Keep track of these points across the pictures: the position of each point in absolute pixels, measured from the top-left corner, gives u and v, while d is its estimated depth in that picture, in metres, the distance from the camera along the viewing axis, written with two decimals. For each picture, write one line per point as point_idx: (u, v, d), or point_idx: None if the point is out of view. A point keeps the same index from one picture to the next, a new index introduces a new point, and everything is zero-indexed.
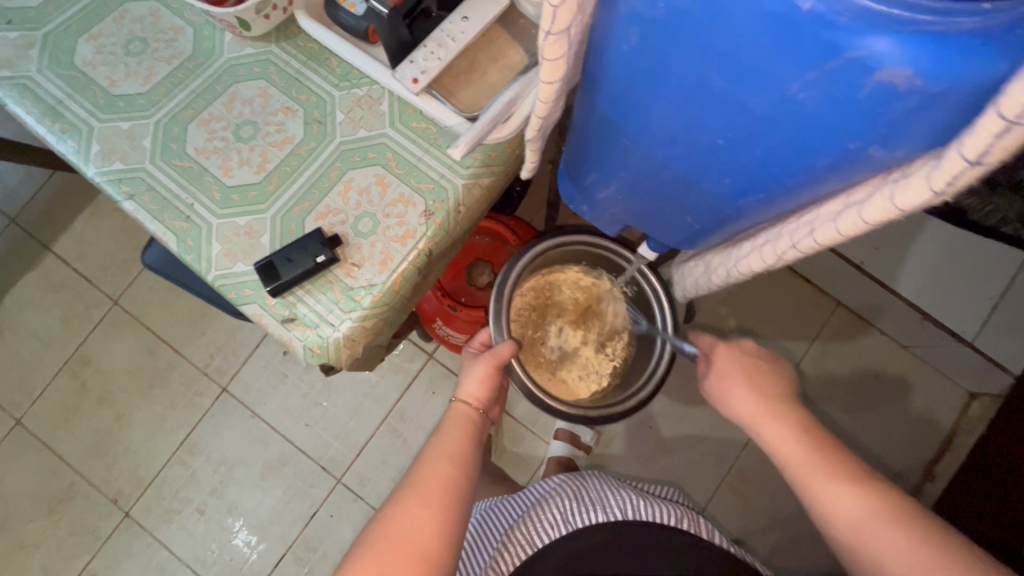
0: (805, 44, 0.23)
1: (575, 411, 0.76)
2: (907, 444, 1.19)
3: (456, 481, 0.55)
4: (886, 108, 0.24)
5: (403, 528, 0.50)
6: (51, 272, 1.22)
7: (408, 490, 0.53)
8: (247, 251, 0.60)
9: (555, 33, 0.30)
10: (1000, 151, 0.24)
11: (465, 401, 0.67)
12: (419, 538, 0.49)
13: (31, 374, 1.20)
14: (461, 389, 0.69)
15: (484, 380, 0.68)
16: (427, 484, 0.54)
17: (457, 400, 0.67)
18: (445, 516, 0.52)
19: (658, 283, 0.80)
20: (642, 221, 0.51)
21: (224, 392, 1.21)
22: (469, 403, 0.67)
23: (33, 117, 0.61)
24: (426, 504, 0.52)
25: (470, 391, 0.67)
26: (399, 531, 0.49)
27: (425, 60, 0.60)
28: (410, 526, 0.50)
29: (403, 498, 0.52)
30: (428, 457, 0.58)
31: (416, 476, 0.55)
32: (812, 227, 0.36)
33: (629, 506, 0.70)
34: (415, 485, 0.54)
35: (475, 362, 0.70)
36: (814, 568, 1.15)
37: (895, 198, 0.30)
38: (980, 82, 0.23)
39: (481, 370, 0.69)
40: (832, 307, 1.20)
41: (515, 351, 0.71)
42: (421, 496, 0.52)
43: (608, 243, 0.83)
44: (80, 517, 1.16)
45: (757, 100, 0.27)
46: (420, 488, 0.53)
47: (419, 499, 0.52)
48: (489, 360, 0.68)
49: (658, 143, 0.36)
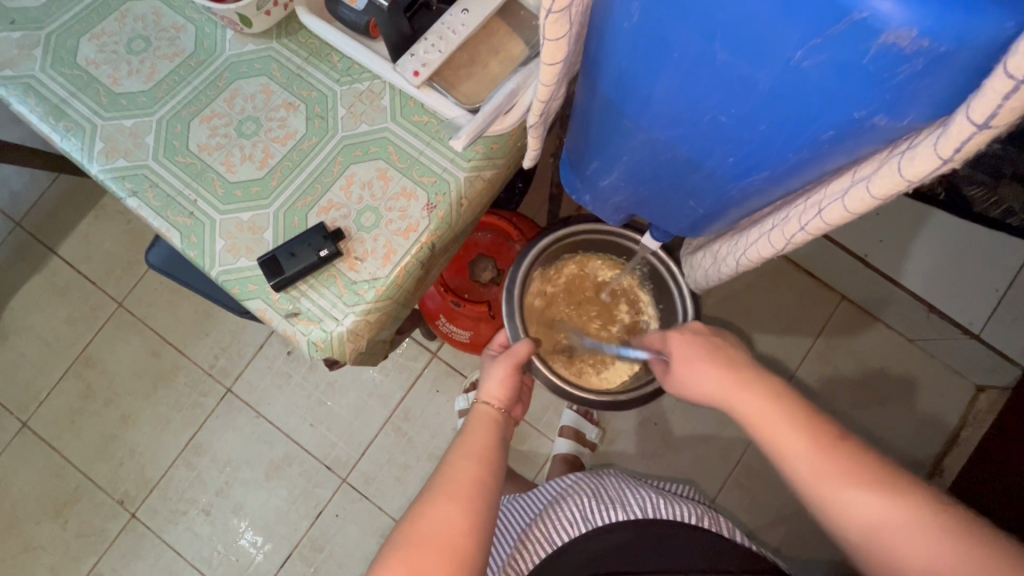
0: (808, 9, 0.23)
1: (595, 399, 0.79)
2: (916, 438, 1.18)
3: (484, 477, 0.55)
4: (890, 73, 0.24)
5: (433, 524, 0.50)
6: (55, 275, 1.22)
7: (437, 487, 0.53)
8: (250, 246, 0.60)
9: (556, 12, 0.30)
10: (1009, 112, 0.24)
11: (488, 403, 0.66)
12: (449, 533, 0.49)
13: (37, 376, 1.20)
14: (483, 390, 0.68)
15: (505, 381, 0.68)
16: (455, 480, 0.54)
17: (480, 400, 0.67)
18: (473, 510, 0.51)
19: (667, 260, 0.80)
20: (649, 208, 0.51)
21: (229, 393, 1.21)
22: (491, 404, 0.66)
23: (37, 116, 0.61)
24: (455, 500, 0.52)
25: (491, 392, 0.67)
26: (429, 528, 0.49)
27: (426, 53, 0.60)
28: (439, 524, 0.50)
29: (433, 496, 0.52)
30: (454, 455, 0.58)
31: (445, 473, 0.55)
32: (820, 206, 0.36)
33: (650, 505, 0.70)
34: (443, 483, 0.54)
35: (495, 364, 0.70)
36: (823, 563, 1.14)
37: (903, 169, 0.30)
38: (987, 45, 0.22)
39: (501, 372, 0.69)
40: (837, 301, 1.20)
41: (532, 350, 0.71)
42: (450, 492, 0.52)
43: (608, 229, 0.84)
44: (87, 519, 1.17)
45: (760, 71, 0.27)
46: (450, 485, 0.53)
47: (448, 495, 0.52)
48: (506, 361, 0.69)
49: (663, 125, 0.35)
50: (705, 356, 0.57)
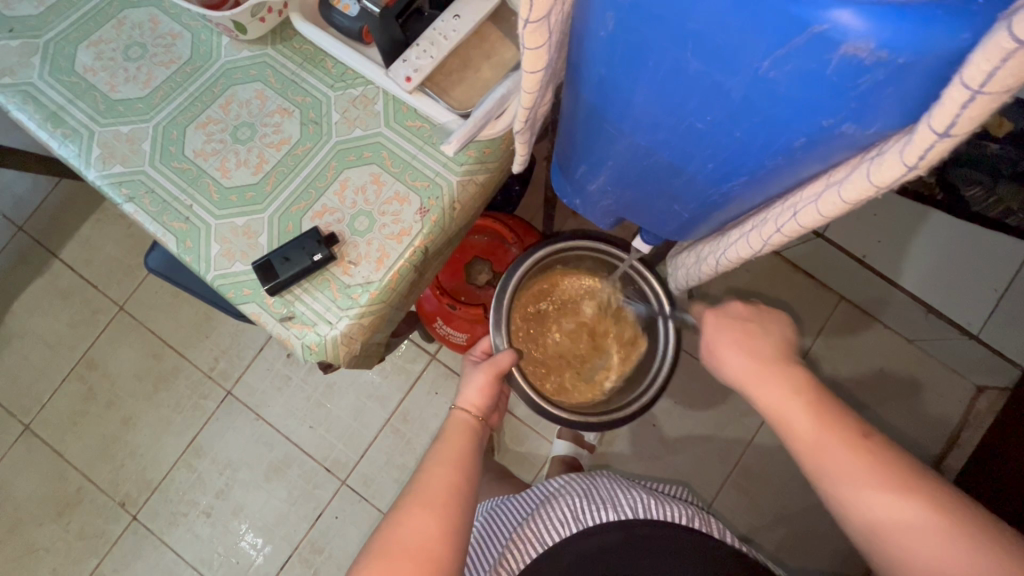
0: (770, 20, 0.23)
1: (575, 417, 0.79)
2: (915, 440, 1.18)
3: (459, 484, 0.55)
4: (854, 81, 0.24)
5: (406, 533, 0.50)
6: (58, 278, 1.23)
7: (412, 494, 0.54)
8: (245, 250, 0.61)
9: (534, 21, 0.30)
10: (968, 121, 0.25)
11: (466, 410, 0.66)
12: (420, 540, 0.49)
13: (38, 379, 1.21)
14: (461, 398, 0.69)
15: (484, 390, 0.69)
16: (430, 488, 0.54)
17: (457, 407, 0.67)
18: (449, 519, 0.52)
19: (656, 285, 0.81)
20: (636, 211, 0.51)
21: (229, 395, 1.21)
22: (469, 411, 0.67)
23: (34, 122, 0.62)
24: (430, 508, 0.52)
25: (470, 400, 0.67)
26: (404, 535, 0.50)
27: (418, 59, 0.61)
28: (411, 532, 0.50)
29: (409, 502, 0.53)
30: (430, 462, 0.58)
31: (419, 481, 0.56)
32: (795, 209, 0.36)
33: (641, 505, 0.70)
34: (418, 491, 0.54)
35: (475, 371, 0.70)
36: (821, 565, 1.14)
37: (871, 175, 0.30)
38: (944, 55, 0.23)
39: (481, 379, 0.69)
40: (835, 301, 1.20)
41: (515, 360, 0.72)
42: (425, 500, 0.53)
43: (581, 240, 0.84)
44: (89, 520, 1.17)
45: (730, 79, 0.27)
46: (423, 493, 0.53)
47: (422, 502, 0.52)
48: (488, 369, 0.69)
49: (642, 129, 0.36)
50: (733, 336, 0.56)
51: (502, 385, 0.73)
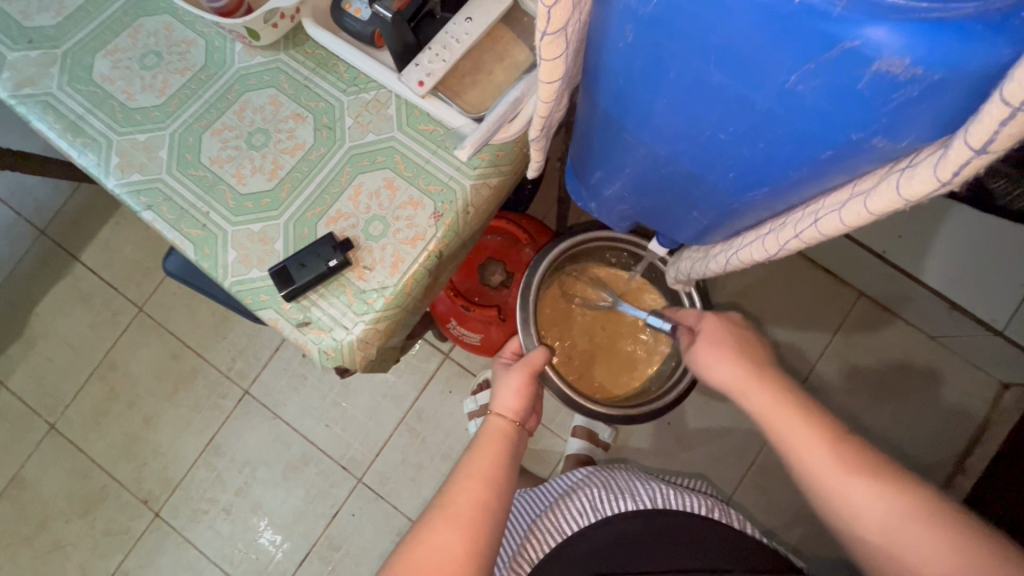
0: (798, 37, 0.23)
1: (605, 413, 0.83)
2: (939, 437, 1.16)
3: (490, 500, 0.55)
4: (886, 95, 0.24)
5: (430, 551, 0.50)
6: (79, 280, 1.26)
7: (438, 510, 0.53)
8: (261, 257, 0.61)
9: (551, 34, 0.30)
10: (1007, 138, 0.24)
11: (503, 414, 0.65)
12: (446, 561, 0.50)
13: (63, 380, 1.24)
14: (497, 402, 0.67)
15: (520, 391, 0.68)
16: (457, 503, 0.54)
17: (494, 413, 0.66)
18: (473, 537, 0.52)
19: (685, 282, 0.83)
20: (651, 215, 0.51)
21: (246, 395, 1.23)
22: (505, 415, 0.65)
23: (55, 132, 0.63)
24: (455, 526, 0.52)
25: (507, 404, 0.66)
26: (428, 553, 0.50)
27: (430, 63, 0.61)
28: (436, 550, 0.50)
29: (431, 517, 0.53)
30: (458, 475, 0.57)
31: (446, 494, 0.55)
32: (817, 216, 0.35)
33: (659, 495, 0.70)
34: (443, 506, 0.54)
35: (510, 373, 0.70)
36: (839, 565, 1.13)
37: (900, 188, 0.29)
38: (981, 70, 0.22)
39: (517, 382, 0.69)
40: (855, 298, 1.18)
41: (548, 359, 0.72)
42: (450, 516, 0.53)
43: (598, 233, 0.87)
44: (114, 517, 1.20)
45: (755, 92, 0.27)
46: (451, 507, 0.53)
47: (448, 518, 0.52)
48: (523, 370, 0.69)
49: (662, 138, 0.35)
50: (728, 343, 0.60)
51: (540, 387, 0.72)
